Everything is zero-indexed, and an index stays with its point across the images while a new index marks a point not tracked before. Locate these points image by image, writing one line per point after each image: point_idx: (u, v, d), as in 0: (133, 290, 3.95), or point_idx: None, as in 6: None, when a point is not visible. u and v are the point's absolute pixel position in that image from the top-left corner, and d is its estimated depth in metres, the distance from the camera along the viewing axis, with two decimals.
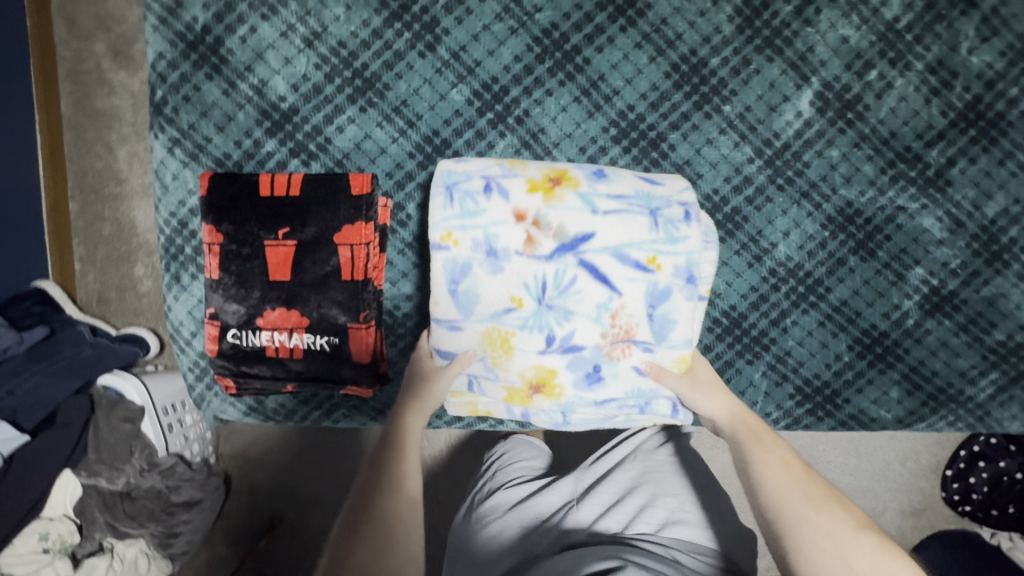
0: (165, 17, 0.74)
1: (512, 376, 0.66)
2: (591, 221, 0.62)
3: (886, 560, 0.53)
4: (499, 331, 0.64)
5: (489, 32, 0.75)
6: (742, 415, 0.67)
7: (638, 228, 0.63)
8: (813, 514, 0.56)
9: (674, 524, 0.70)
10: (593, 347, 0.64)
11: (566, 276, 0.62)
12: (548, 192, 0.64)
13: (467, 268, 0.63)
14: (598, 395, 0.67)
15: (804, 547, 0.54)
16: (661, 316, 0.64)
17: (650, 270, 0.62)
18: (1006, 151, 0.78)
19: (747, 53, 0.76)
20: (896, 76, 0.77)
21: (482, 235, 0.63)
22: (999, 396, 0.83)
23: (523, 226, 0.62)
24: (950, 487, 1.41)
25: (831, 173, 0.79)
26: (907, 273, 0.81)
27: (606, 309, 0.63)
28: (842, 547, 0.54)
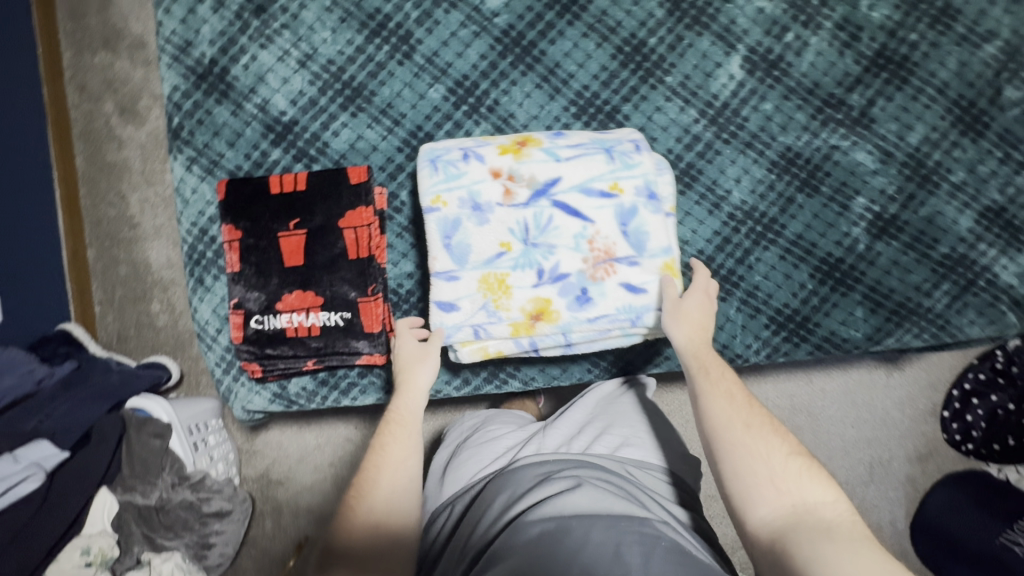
0: (178, 56, 0.86)
1: (514, 312, 0.74)
2: (557, 168, 0.74)
3: (811, 481, 0.61)
4: (495, 275, 0.73)
5: (456, 37, 0.88)
6: (696, 348, 0.72)
7: (597, 164, 0.75)
8: (749, 442, 0.64)
9: (625, 447, 0.80)
10: (579, 273, 0.74)
11: (544, 217, 0.73)
12: (518, 152, 0.75)
13: (457, 223, 0.73)
14: (594, 315, 0.74)
15: (737, 470, 0.63)
16: (634, 230, 0.74)
17: (614, 195, 0.74)
18: (917, 87, 0.89)
19: (679, 30, 0.89)
20: (811, 35, 0.89)
21: (466, 194, 0.73)
22: (955, 304, 0.91)
23: (500, 181, 0.73)
24: (951, 428, 1.45)
25: (768, 123, 0.90)
26: (850, 204, 0.90)
27: (583, 237, 0.74)
28: (771, 469, 0.62)
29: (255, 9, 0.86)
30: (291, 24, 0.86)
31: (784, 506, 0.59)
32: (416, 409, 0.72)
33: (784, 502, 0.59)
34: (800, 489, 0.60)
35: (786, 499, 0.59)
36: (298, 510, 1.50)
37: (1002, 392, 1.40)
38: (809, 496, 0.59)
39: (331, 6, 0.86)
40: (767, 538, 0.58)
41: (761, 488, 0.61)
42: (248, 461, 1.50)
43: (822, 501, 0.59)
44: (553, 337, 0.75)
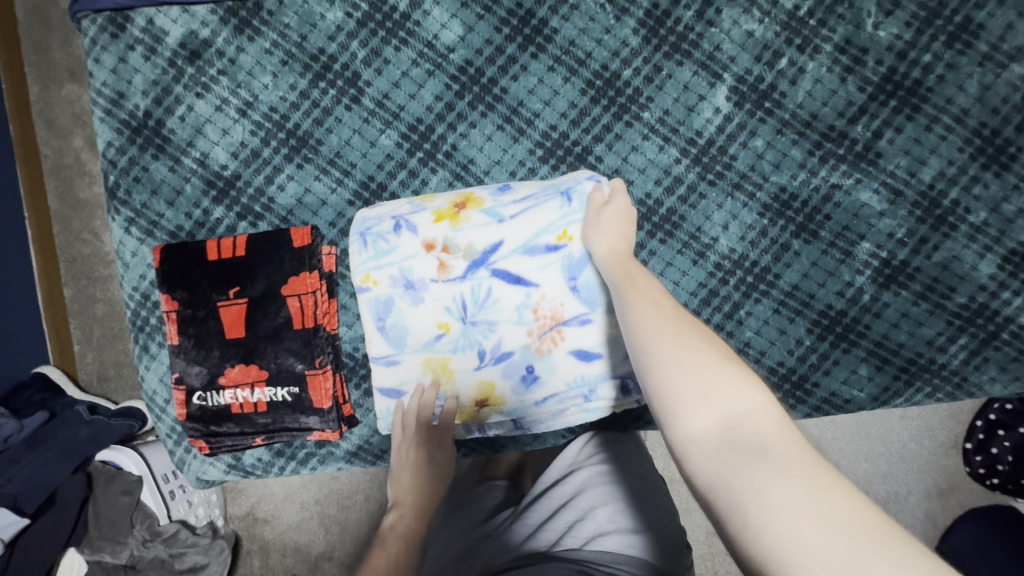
0: (111, 109, 0.80)
1: (458, 397, 0.70)
2: (495, 231, 0.68)
3: (746, 384, 0.44)
4: (436, 359, 0.70)
5: (408, 77, 0.80)
6: (617, 259, 0.60)
7: (543, 217, 0.68)
8: (672, 345, 0.47)
9: (597, 536, 0.68)
10: (522, 349, 0.69)
11: (483, 290, 0.68)
12: (455, 217, 0.69)
13: (391, 304, 0.69)
14: (541, 396, 0.70)
15: (659, 380, 0.46)
16: (585, 286, 0.67)
17: (563, 246, 0.67)
18: (930, 116, 0.79)
19: (657, 60, 0.79)
20: (807, 60, 0.79)
21: (398, 271, 0.69)
22: (974, 359, 0.81)
23: (433, 254, 0.68)
24: (974, 461, 1.34)
25: (759, 162, 0.80)
26: (854, 250, 0.80)
27: (526, 307, 0.68)
28: (700, 377, 0.44)
29: (189, 55, 0.79)
30: (229, 69, 0.79)
31: (714, 421, 0.42)
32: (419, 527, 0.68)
33: (719, 423, 0.42)
34: (730, 394, 0.43)
35: (722, 407, 0.43)
36: (285, 549, 1.44)
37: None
38: (743, 403, 0.43)
39: (271, 47, 0.79)
40: (698, 456, 0.41)
41: (682, 393, 0.44)
42: (232, 501, 1.46)
43: (753, 407, 0.43)
44: (501, 419, 0.71)
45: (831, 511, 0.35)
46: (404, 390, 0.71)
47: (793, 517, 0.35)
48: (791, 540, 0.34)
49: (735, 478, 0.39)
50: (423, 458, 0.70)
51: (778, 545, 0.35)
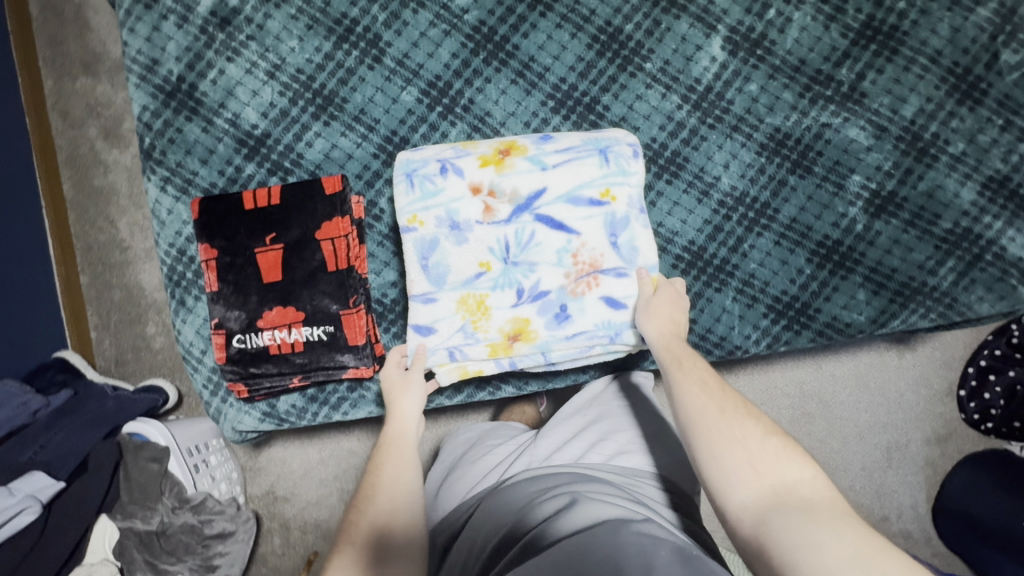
0: (145, 75, 0.85)
1: (493, 332, 0.74)
2: (541, 179, 0.73)
3: (792, 458, 0.60)
4: (474, 296, 0.74)
5: (426, 37, 0.85)
6: (667, 338, 0.71)
7: (586, 169, 0.73)
8: (727, 426, 0.63)
9: (622, 455, 0.81)
10: (558, 289, 0.74)
11: (526, 234, 0.73)
12: (501, 163, 0.73)
13: (436, 243, 0.73)
14: (572, 332, 0.75)
15: (716, 456, 0.62)
16: (624, 242, 0.73)
17: (606, 202, 0.73)
18: (908, 57, 0.86)
19: (656, 15, 0.86)
20: (793, 11, 0.86)
21: (444, 212, 0.73)
22: (962, 281, 0.87)
23: (480, 198, 0.73)
24: (969, 408, 1.47)
25: (755, 105, 0.86)
26: (846, 183, 0.87)
27: (565, 252, 0.73)
28: (749, 450, 0.61)
29: (219, 22, 0.84)
30: (257, 35, 0.84)
31: (766, 488, 0.58)
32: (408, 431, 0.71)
33: (769, 488, 0.58)
34: (779, 470, 0.59)
35: (771, 481, 0.59)
36: (306, 526, 1.46)
37: (1017, 367, 1.42)
38: (790, 475, 0.59)
39: (296, 13, 0.84)
40: (749, 518, 0.57)
41: (737, 468, 0.60)
42: (252, 480, 1.46)
43: (801, 480, 0.59)
44: (533, 355, 0.76)
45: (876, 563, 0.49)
46: (440, 326, 0.74)
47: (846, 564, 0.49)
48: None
49: (788, 535, 0.53)
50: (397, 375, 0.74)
51: None
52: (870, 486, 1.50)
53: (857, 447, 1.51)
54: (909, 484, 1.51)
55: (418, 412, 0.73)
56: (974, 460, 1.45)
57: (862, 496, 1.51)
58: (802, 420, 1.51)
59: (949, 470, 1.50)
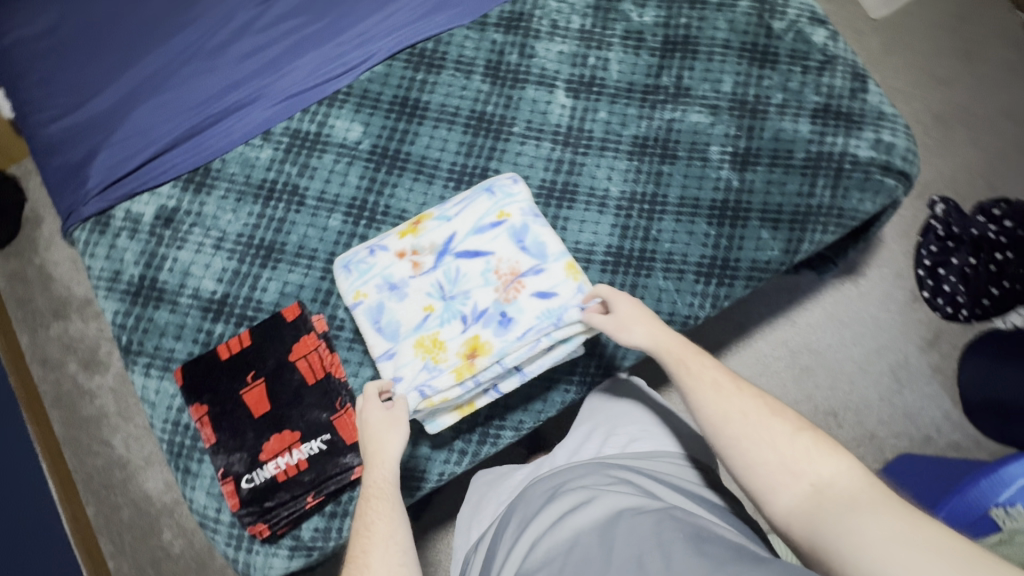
0: (113, 286, 0.98)
1: (452, 360, 0.78)
2: (449, 226, 0.83)
3: (821, 450, 0.66)
4: (427, 336, 0.79)
5: (335, 172, 1.02)
6: (665, 343, 0.75)
7: (482, 204, 0.84)
8: (757, 432, 0.68)
9: (634, 442, 0.88)
10: (494, 302, 0.80)
11: (453, 271, 0.82)
12: (415, 229, 0.85)
13: (382, 306, 0.81)
14: (520, 331, 0.78)
15: (751, 462, 0.68)
16: (532, 243, 0.81)
17: (504, 220, 0.83)
18: (707, 52, 1.08)
19: (507, 91, 1.06)
20: (607, 53, 1.08)
21: (381, 280, 0.82)
22: (838, 191, 1.01)
23: (406, 258, 0.83)
24: (938, 304, 1.56)
25: (610, 126, 1.05)
26: (709, 155, 1.03)
27: (489, 271, 0.81)
28: (782, 451, 0.67)
29: (164, 222, 0.99)
30: (198, 220, 1.00)
31: (804, 488, 0.65)
32: (392, 476, 0.70)
33: (806, 484, 0.65)
34: (812, 465, 0.65)
35: (808, 478, 0.65)
36: None
37: (958, 253, 1.55)
38: (824, 469, 0.65)
39: (225, 193, 1.01)
40: (797, 520, 0.64)
41: (778, 471, 0.66)
42: None
43: (836, 470, 0.65)
44: (487, 361, 0.77)
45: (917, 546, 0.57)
46: (405, 372, 0.78)
47: (889, 554, 0.57)
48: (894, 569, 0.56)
49: (838, 535, 0.61)
50: (376, 416, 0.73)
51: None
52: (896, 412, 1.52)
53: (867, 381, 1.55)
54: (931, 396, 1.53)
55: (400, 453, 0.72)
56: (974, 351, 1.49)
57: (897, 425, 1.52)
58: (805, 376, 1.55)
59: (958, 368, 1.53)
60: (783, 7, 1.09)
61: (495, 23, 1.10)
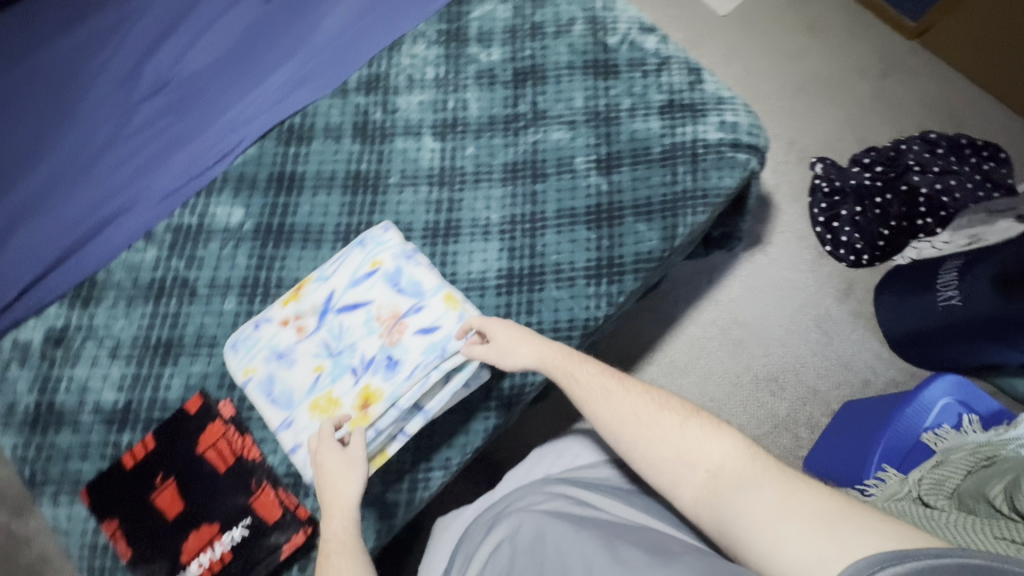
0: (10, 420, 0.95)
1: (348, 415, 0.79)
2: (327, 285, 0.86)
3: (706, 435, 0.74)
4: (321, 397, 0.80)
5: (223, 257, 1.04)
6: (552, 359, 0.81)
7: (355, 257, 0.87)
8: (650, 432, 0.75)
9: (577, 460, 0.95)
10: (380, 349, 0.81)
11: (337, 328, 0.84)
12: (295, 294, 0.87)
13: (273, 377, 0.82)
14: (408, 372, 0.79)
15: (650, 459, 0.74)
16: (407, 284, 0.83)
17: (378, 267, 0.85)
18: (554, 75, 1.16)
19: (377, 147, 1.11)
20: (465, 94, 1.15)
21: (269, 352, 0.84)
22: (698, 174, 1.09)
23: (289, 325, 0.84)
24: (840, 253, 1.66)
25: (480, 159, 1.11)
26: (575, 167, 1.10)
27: (371, 320, 0.83)
28: (673, 443, 0.74)
29: (55, 343, 0.98)
30: (90, 333, 0.99)
31: (700, 475, 0.71)
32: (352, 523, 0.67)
33: (701, 470, 0.71)
34: (702, 451, 0.72)
35: (701, 465, 0.72)
36: None
37: (844, 204, 1.67)
38: (714, 454, 0.72)
39: (115, 301, 1.01)
40: (702, 508, 0.70)
41: (673, 464, 0.73)
42: None
43: (722, 450, 0.72)
44: (380, 408, 0.78)
45: (796, 509, 0.64)
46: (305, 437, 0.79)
47: (776, 521, 0.63)
48: (782, 532, 0.62)
49: (734, 513, 0.67)
50: (332, 457, 0.73)
51: (775, 547, 0.62)
52: (829, 363, 1.59)
53: (798, 341, 1.62)
54: (858, 341, 1.61)
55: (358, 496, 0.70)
56: (885, 290, 1.58)
57: (834, 377, 1.58)
58: (740, 349, 1.61)
59: (876, 309, 1.61)
60: (614, 23, 1.20)
61: (355, 87, 1.16)
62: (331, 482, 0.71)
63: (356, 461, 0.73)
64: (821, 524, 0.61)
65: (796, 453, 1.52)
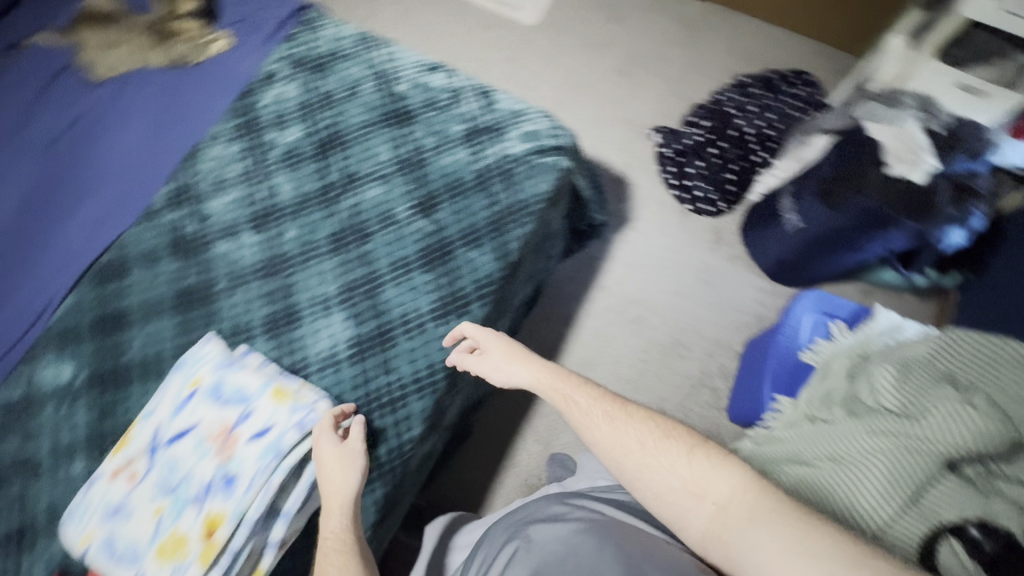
0: None
1: (193, 544, 0.82)
2: (153, 423, 0.91)
3: (716, 470, 0.83)
4: (166, 533, 0.84)
5: (61, 419, 0.99)
6: (548, 382, 1.01)
7: (175, 388, 0.93)
8: (652, 460, 0.86)
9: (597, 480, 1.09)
10: (213, 468, 0.86)
11: (170, 460, 0.89)
12: (125, 442, 0.91)
13: (115, 531, 0.85)
14: (244, 481, 0.83)
15: (657, 490, 0.85)
16: (229, 396, 0.90)
17: (197, 389, 0.91)
18: (355, 136, 1.19)
19: (198, 259, 1.10)
20: (272, 180, 1.16)
21: (106, 507, 0.87)
22: (513, 189, 1.14)
23: (119, 476, 0.88)
24: (700, 207, 1.76)
25: (303, 238, 1.11)
26: (397, 217, 1.12)
27: (200, 443, 0.88)
28: (681, 475, 0.84)
29: None
30: None
31: (708, 507, 0.81)
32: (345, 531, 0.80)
33: (698, 498, 0.82)
34: (709, 484, 0.82)
35: (699, 496, 0.82)
36: None
37: (689, 161, 1.78)
38: (723, 487, 0.81)
39: None
40: (711, 537, 0.79)
41: (678, 491, 0.83)
42: None
43: (729, 482, 0.81)
44: (221, 527, 0.81)
45: (802, 545, 0.70)
46: None
47: (779, 553, 0.71)
48: (781, 563, 0.71)
49: (744, 542, 0.75)
50: (335, 456, 0.84)
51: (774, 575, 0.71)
52: (721, 311, 1.67)
53: (688, 300, 1.69)
54: (740, 283, 1.70)
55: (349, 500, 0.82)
56: (748, 228, 1.66)
57: (730, 322, 1.66)
58: (639, 325, 1.66)
59: (744, 247, 1.71)
60: (399, 72, 1.24)
61: (162, 206, 1.14)
62: (329, 474, 0.83)
63: (353, 461, 0.84)
64: (820, 561, 0.68)
65: (717, 405, 1.57)
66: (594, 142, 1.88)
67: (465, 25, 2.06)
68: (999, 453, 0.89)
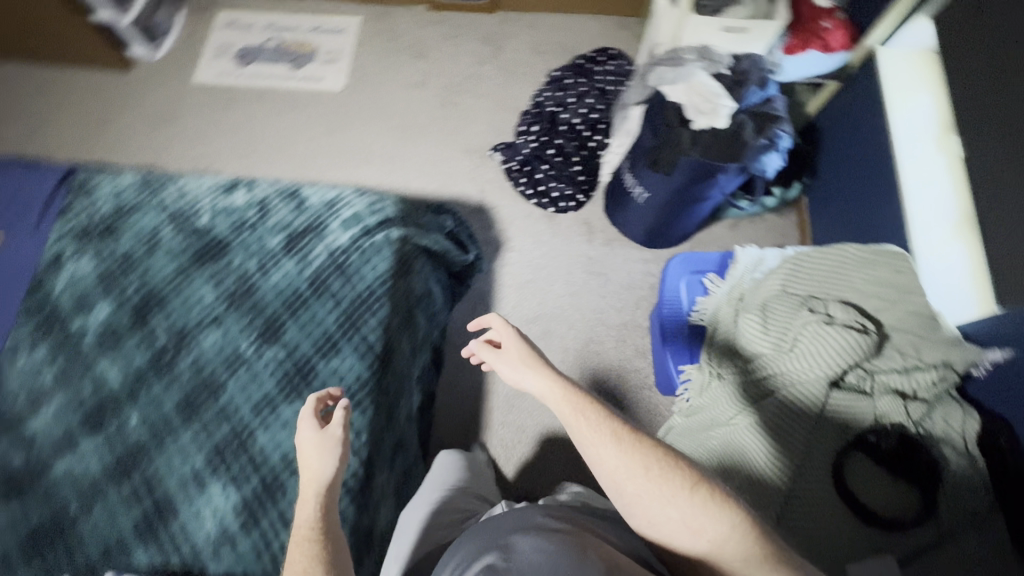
0: None
1: None
2: None
3: (713, 509, 0.74)
4: None
5: None
6: (558, 394, 0.87)
7: None
8: (655, 488, 0.77)
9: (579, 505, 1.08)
10: None
11: None
12: None
13: None
14: None
15: (653, 518, 0.78)
16: None
17: None
18: (171, 288, 1.09)
19: (40, 488, 0.97)
20: (94, 369, 1.04)
21: None
22: (354, 280, 1.09)
23: None
24: (562, 204, 1.78)
25: (150, 419, 1.00)
26: (244, 356, 1.04)
27: None
28: (680, 511, 0.76)
29: None
30: None
31: (702, 543, 0.74)
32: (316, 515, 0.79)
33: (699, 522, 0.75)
34: (709, 525, 0.74)
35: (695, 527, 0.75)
36: None
37: (535, 166, 1.80)
38: (717, 527, 0.74)
39: None
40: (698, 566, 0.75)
41: (674, 520, 0.76)
42: None
43: (725, 526, 0.73)
44: None
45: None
46: None
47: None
48: None
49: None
50: (312, 445, 0.84)
51: None
52: (618, 295, 1.71)
53: (585, 297, 1.71)
54: (625, 263, 1.74)
55: (325, 484, 0.82)
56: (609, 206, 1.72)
57: (630, 303, 1.70)
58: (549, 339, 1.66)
59: (615, 225, 1.75)
60: (198, 205, 1.16)
61: None
62: (309, 455, 0.84)
63: (332, 447, 0.85)
64: None
65: (646, 386, 1.60)
66: (443, 181, 1.86)
67: (278, 113, 2.00)
68: (868, 354, 0.98)
